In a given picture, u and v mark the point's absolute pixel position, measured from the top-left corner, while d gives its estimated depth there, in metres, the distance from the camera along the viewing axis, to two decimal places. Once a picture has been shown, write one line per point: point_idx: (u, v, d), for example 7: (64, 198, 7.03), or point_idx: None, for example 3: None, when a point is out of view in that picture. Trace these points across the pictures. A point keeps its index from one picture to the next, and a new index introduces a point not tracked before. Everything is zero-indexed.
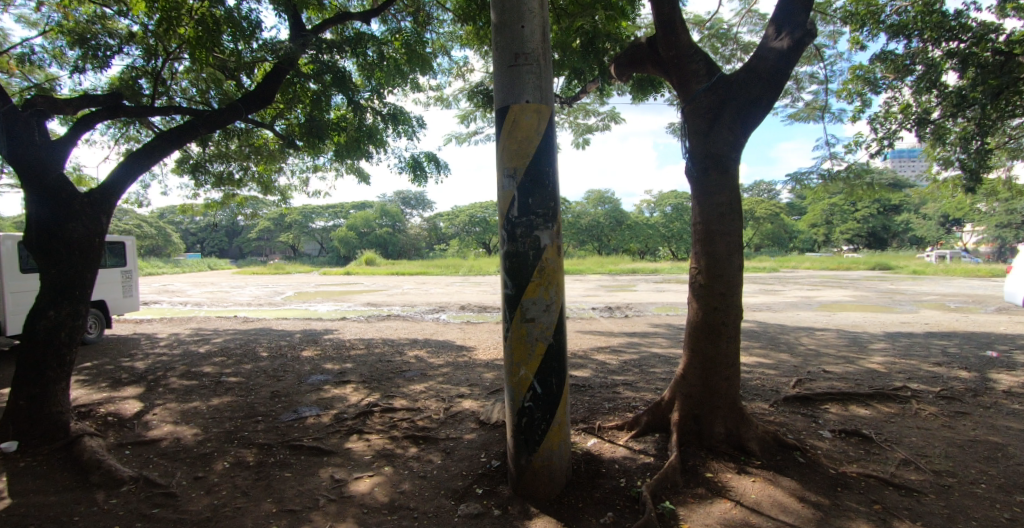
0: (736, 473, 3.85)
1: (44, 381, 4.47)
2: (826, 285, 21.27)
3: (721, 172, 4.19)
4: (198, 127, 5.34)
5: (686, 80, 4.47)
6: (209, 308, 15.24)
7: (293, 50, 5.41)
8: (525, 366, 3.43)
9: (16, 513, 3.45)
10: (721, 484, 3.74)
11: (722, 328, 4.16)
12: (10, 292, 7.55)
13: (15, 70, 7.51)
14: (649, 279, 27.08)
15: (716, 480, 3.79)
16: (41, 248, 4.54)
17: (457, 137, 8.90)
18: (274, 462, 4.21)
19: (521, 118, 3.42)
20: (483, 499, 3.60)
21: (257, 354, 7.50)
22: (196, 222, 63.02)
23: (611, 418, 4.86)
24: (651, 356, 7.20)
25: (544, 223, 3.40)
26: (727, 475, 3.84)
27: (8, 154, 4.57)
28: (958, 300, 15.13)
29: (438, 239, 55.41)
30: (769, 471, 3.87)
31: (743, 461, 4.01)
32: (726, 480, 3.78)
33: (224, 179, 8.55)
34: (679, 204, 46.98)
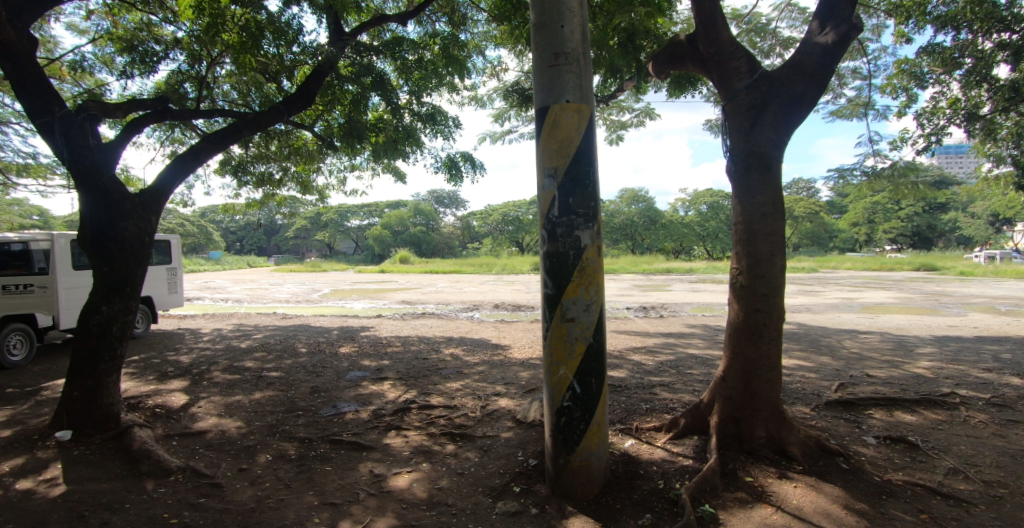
0: (777, 478, 3.75)
1: (97, 373, 4.67)
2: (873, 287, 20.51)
3: (764, 171, 4.09)
4: (242, 129, 5.47)
5: (727, 76, 4.39)
6: (250, 304, 15.66)
7: (334, 54, 5.50)
8: (565, 366, 3.41)
9: (73, 499, 3.61)
10: (762, 489, 3.65)
11: (764, 330, 4.06)
12: (65, 288, 7.91)
13: (67, 78, 7.84)
14: (684, 278, 26.59)
15: (756, 485, 3.70)
16: (94, 247, 4.72)
17: (492, 136, 8.92)
18: (315, 456, 4.29)
19: (561, 117, 3.41)
20: (520, 498, 3.60)
21: (296, 350, 7.67)
22: (234, 221, 64.85)
23: (649, 419, 4.80)
24: (688, 358, 7.08)
25: (584, 223, 3.38)
26: (769, 480, 3.75)
27: (64, 158, 4.77)
28: (1014, 303, 14.45)
29: (471, 237, 55.62)
30: (812, 477, 3.76)
31: (785, 465, 3.90)
32: (767, 484, 3.69)
33: (265, 179, 8.77)
34: (714, 202, 45.97)
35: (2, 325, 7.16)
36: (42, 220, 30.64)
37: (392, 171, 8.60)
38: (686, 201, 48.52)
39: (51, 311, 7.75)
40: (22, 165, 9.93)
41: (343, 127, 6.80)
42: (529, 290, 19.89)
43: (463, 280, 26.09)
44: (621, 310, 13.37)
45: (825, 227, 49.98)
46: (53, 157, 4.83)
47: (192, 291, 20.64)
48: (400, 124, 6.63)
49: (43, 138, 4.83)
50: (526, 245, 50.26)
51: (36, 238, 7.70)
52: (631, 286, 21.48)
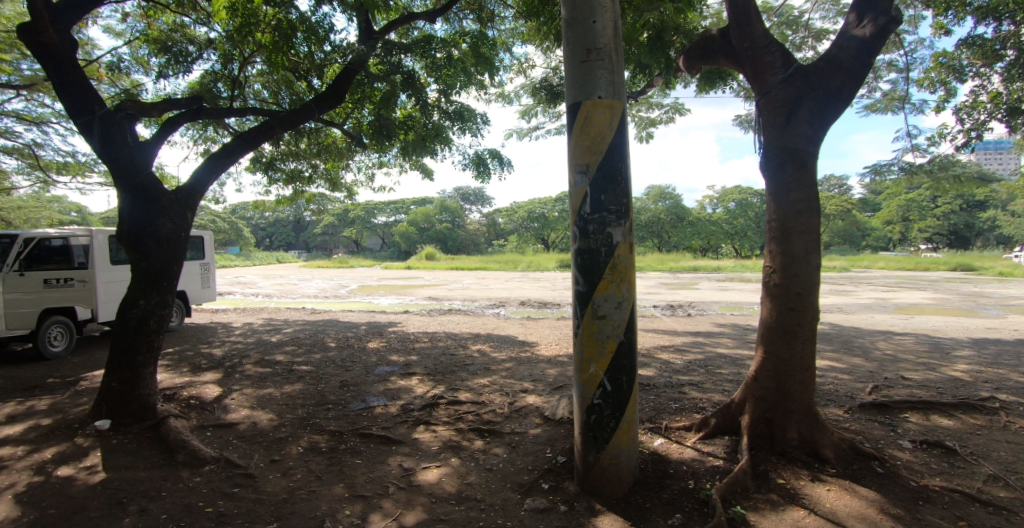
0: (810, 481, 3.67)
1: (134, 365, 4.81)
2: (910, 287, 19.94)
3: (800, 167, 4.00)
4: (274, 127, 5.50)
5: (761, 71, 4.31)
6: (280, 299, 15.94)
7: (364, 53, 5.54)
8: (596, 363, 3.40)
9: (112, 486, 3.72)
10: (794, 491, 3.58)
11: (798, 330, 3.98)
12: (103, 283, 8.14)
13: (103, 78, 8.06)
14: (712, 277, 26.22)
15: (788, 487, 3.62)
16: (132, 242, 4.85)
17: (519, 133, 8.92)
18: (345, 449, 4.35)
19: (594, 114, 3.39)
20: (549, 495, 3.59)
21: (325, 345, 7.79)
22: (263, 218, 66.16)
23: (679, 418, 4.74)
24: (717, 357, 6.98)
25: (616, 220, 3.37)
26: (801, 482, 3.67)
27: (103, 156, 4.90)
28: None
29: (495, 234, 55.62)
30: (846, 480, 3.67)
31: (818, 468, 3.82)
32: (800, 487, 3.61)
33: (295, 176, 8.90)
34: (744, 200, 45.18)
35: (43, 318, 7.46)
36: (80, 217, 31.63)
37: (419, 169, 8.65)
38: (714, 198, 47.74)
39: (89, 304, 8.00)
40: (62, 164, 10.26)
41: (372, 125, 6.87)
42: (555, 288, 19.81)
43: (489, 277, 26.13)
44: (647, 308, 13.24)
45: (856, 225, 48.76)
46: (94, 156, 4.98)
47: (224, 286, 21.06)
48: (429, 122, 6.65)
49: (84, 138, 4.98)
50: (551, 243, 50.04)
51: (76, 233, 7.92)
52: (658, 284, 21.26)
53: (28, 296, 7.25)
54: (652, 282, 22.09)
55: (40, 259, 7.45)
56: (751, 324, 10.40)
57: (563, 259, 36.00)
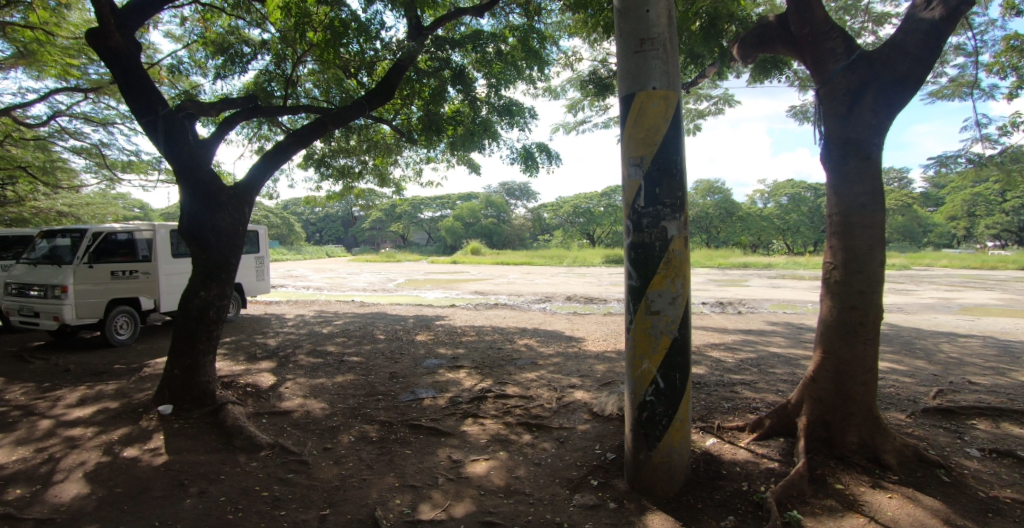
0: (870, 487, 3.50)
1: (196, 352, 5.03)
2: (983, 287, 18.71)
3: (863, 158, 3.82)
4: (327, 123, 5.61)
5: (822, 58, 4.13)
6: (329, 292, 16.40)
7: (414, 48, 5.60)
8: (649, 360, 3.35)
9: (175, 468, 3.90)
10: (854, 498, 3.42)
11: (860, 329, 3.80)
12: (164, 274, 8.58)
13: (164, 80, 8.43)
14: (763, 274, 25.38)
15: (847, 493, 3.47)
16: (194, 236, 5.07)
17: (565, 127, 8.87)
18: (395, 439, 4.44)
19: (648, 105, 3.33)
20: (598, 491, 3.57)
21: (374, 337, 7.96)
22: (312, 213, 68.25)
23: (731, 419, 4.62)
24: (770, 357, 6.76)
25: (671, 213, 3.31)
26: (860, 488, 3.51)
27: (166, 153, 5.13)
28: None
29: (541, 230, 55.37)
30: (909, 488, 3.48)
31: (879, 474, 3.63)
32: (861, 494, 3.45)
33: (345, 172, 9.12)
34: (796, 194, 43.54)
35: (110, 307, 7.91)
36: (143, 214, 33.25)
37: (466, 163, 8.70)
38: (765, 192, 46.14)
39: (152, 295, 8.43)
40: (126, 162, 10.80)
41: (421, 120, 6.97)
42: (601, 283, 19.55)
43: (534, 272, 26.10)
44: (696, 304, 12.94)
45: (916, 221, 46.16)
46: (158, 154, 5.22)
47: (278, 279, 21.84)
48: (477, 117, 6.64)
49: (149, 137, 5.23)
50: (597, 239, 49.24)
51: (139, 227, 8.36)
52: (707, 281, 20.75)
53: (98, 287, 7.69)
54: (701, 279, 21.55)
55: (108, 251, 7.88)
56: (805, 323, 10.04)
57: (607, 254, 35.60)
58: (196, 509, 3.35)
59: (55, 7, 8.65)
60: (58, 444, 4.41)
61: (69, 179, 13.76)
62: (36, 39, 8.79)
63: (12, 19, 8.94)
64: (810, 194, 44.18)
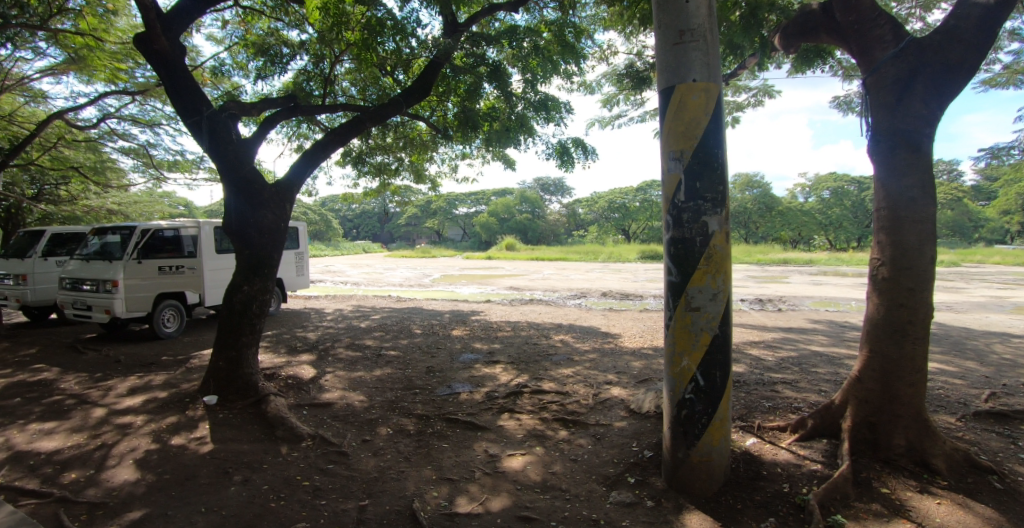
0: (918, 492, 3.35)
1: (240, 345, 5.20)
2: None
3: (913, 150, 3.66)
4: (365, 121, 5.68)
5: (868, 47, 3.98)
6: (366, 287, 16.73)
7: (449, 45, 5.65)
8: (688, 356, 3.29)
9: (219, 456, 4.04)
10: (900, 502, 3.28)
11: (909, 328, 3.65)
12: (209, 270, 8.88)
13: (207, 82, 8.72)
14: (804, 270, 24.61)
15: (893, 498, 3.32)
16: (238, 233, 5.23)
17: (601, 122, 8.80)
18: (432, 432, 4.49)
19: (688, 97, 3.26)
20: (635, 489, 3.54)
21: (411, 331, 8.08)
22: (348, 210, 69.72)
23: (772, 418, 4.51)
24: (812, 355, 6.58)
25: (712, 208, 3.24)
26: (908, 493, 3.36)
27: (211, 152, 5.29)
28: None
29: (576, 225, 54.99)
30: (959, 494, 3.31)
31: (927, 479, 3.47)
32: (908, 499, 3.30)
33: (382, 169, 9.26)
34: (838, 188, 42.08)
35: (158, 301, 8.24)
36: (189, 211, 34.56)
37: (502, 159, 8.71)
38: (806, 186, 44.63)
39: (198, 290, 8.75)
40: (172, 162, 11.22)
41: (457, 116, 7.01)
42: (636, 280, 19.28)
43: (569, 268, 25.97)
44: (735, 301, 12.66)
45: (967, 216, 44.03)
46: (203, 153, 5.39)
47: (317, 274, 22.39)
48: (513, 113, 6.64)
49: (194, 136, 5.40)
50: (633, 234, 48.22)
51: (185, 225, 8.67)
52: (746, 277, 20.27)
53: (147, 281, 8.01)
54: (739, 275, 21.05)
55: (155, 248, 8.21)
56: (849, 321, 9.71)
57: (642, 250, 35.16)
58: (240, 496, 3.47)
59: (104, 13, 9.01)
60: (112, 430, 4.63)
61: (118, 179, 14.39)
62: (87, 44, 9.20)
63: (64, 27, 9.38)
64: (853, 188, 42.47)
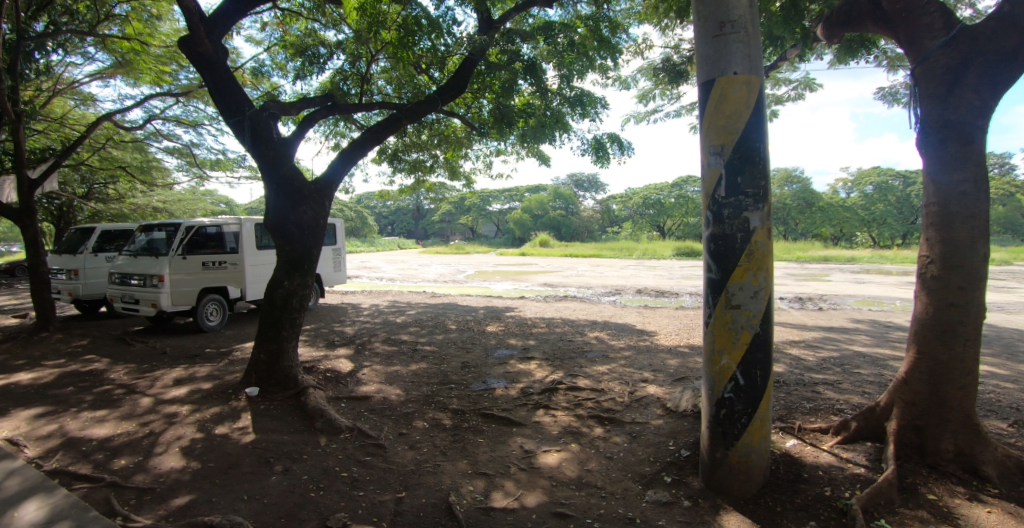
0: (967, 499, 3.20)
1: (280, 338, 5.35)
2: None
3: (965, 143, 3.50)
4: (401, 119, 5.76)
5: (918, 35, 3.80)
6: (401, 283, 16.97)
7: (484, 42, 5.67)
8: (728, 355, 3.24)
9: (261, 446, 4.18)
10: (948, 509, 3.13)
11: (959, 329, 3.49)
12: (250, 265, 9.15)
13: (247, 83, 8.97)
14: (848, 268, 23.76)
15: (941, 505, 3.18)
16: (280, 229, 5.38)
17: (636, 117, 8.70)
18: (468, 427, 4.54)
19: (729, 90, 3.19)
20: (671, 488, 3.50)
21: (445, 327, 8.17)
22: (382, 207, 71.03)
23: (814, 420, 4.40)
24: (854, 356, 6.37)
25: (754, 203, 3.17)
26: (956, 500, 3.21)
27: (253, 151, 5.45)
28: None
29: (611, 221, 54.26)
30: (1012, 503, 3.15)
31: (977, 486, 3.32)
32: (957, 506, 3.15)
33: (417, 166, 9.36)
34: (881, 183, 40.48)
35: (202, 295, 8.55)
36: (229, 208, 35.73)
37: (536, 155, 8.69)
38: (848, 181, 43.01)
39: (239, 284, 9.04)
40: (215, 161, 11.59)
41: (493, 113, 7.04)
42: (671, 277, 18.99)
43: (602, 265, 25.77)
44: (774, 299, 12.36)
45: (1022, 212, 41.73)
46: (245, 152, 5.55)
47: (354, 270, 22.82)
48: (548, 109, 6.63)
49: (236, 136, 5.56)
50: (667, 230, 47.26)
51: (227, 222, 8.97)
52: (786, 275, 19.70)
53: (191, 276, 8.32)
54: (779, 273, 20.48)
55: (199, 244, 8.51)
56: (893, 321, 9.36)
57: (677, 247, 34.65)
58: (281, 486, 3.57)
59: (149, 18, 9.44)
60: (160, 419, 4.83)
61: (163, 178, 14.95)
62: (133, 49, 9.58)
63: (111, 32, 9.79)
64: (897, 183, 40.69)
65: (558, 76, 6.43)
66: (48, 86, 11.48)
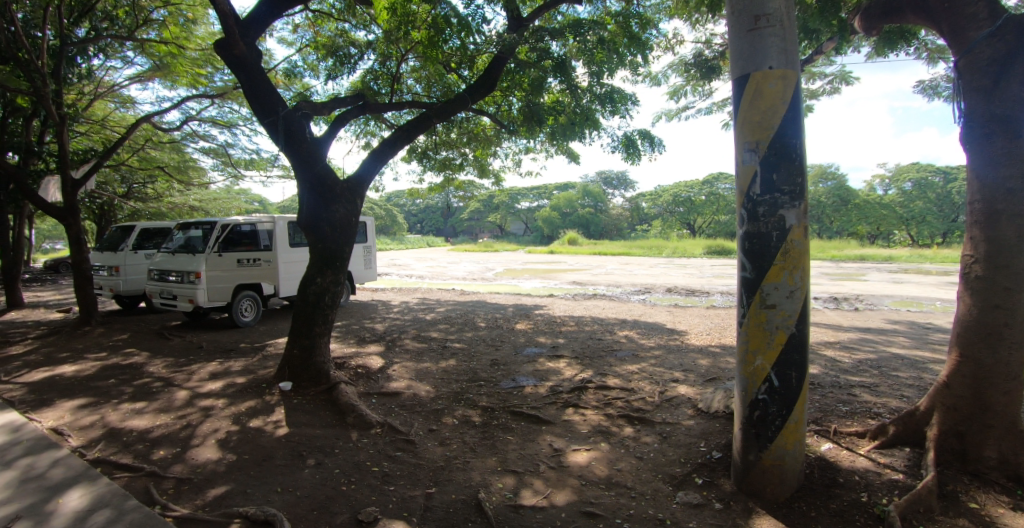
0: (1012, 510, 3.06)
1: (312, 334, 5.46)
2: None
3: (1014, 138, 3.34)
4: (431, 118, 5.80)
5: (962, 25, 3.64)
6: (430, 281, 17.15)
7: (513, 40, 5.67)
8: (762, 356, 3.18)
9: (294, 440, 4.29)
10: (992, 519, 3.00)
11: (1005, 332, 3.34)
12: (283, 262, 9.38)
13: (279, 84, 9.17)
14: (887, 267, 22.97)
15: (983, 514, 3.05)
16: (312, 227, 5.49)
17: (667, 114, 8.58)
18: (497, 425, 4.57)
19: (765, 85, 3.13)
20: (702, 490, 3.47)
21: (474, 324, 8.23)
22: (409, 205, 71.78)
23: (851, 423, 4.28)
24: (894, 358, 6.18)
25: (790, 201, 3.11)
26: (1000, 510, 3.08)
27: (286, 150, 5.56)
28: None
29: (639, 219, 53.51)
30: None
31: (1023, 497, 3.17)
32: (1000, 516, 3.02)
33: (446, 164, 9.43)
34: (921, 179, 39.00)
35: (237, 292, 8.80)
36: (262, 206, 36.62)
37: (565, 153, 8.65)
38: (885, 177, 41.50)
39: (273, 281, 9.27)
40: (249, 161, 11.89)
41: (522, 111, 7.04)
42: (702, 275, 18.69)
43: (631, 263, 25.51)
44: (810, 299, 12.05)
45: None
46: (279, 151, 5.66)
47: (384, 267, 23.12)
48: (578, 106, 6.60)
49: (270, 135, 5.68)
50: (696, 228, 46.51)
51: (261, 220, 9.20)
52: (821, 274, 19.18)
53: (226, 273, 8.57)
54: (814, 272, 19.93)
55: (234, 242, 8.77)
56: (932, 322, 9.05)
57: (708, 245, 33.95)
58: (314, 479, 3.66)
59: (185, 22, 9.71)
60: (197, 412, 5.00)
61: (199, 178, 15.41)
62: (170, 52, 9.86)
63: (149, 36, 10.10)
64: (938, 179, 39.05)
65: (588, 72, 6.38)
66: (90, 90, 11.94)
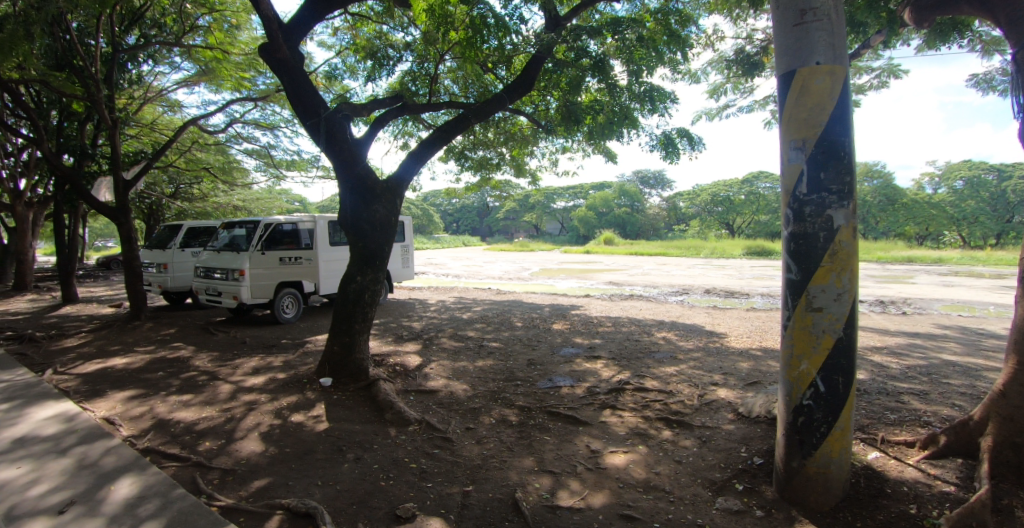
0: None
1: (353, 331, 5.60)
2: None
3: None
4: (470, 118, 5.86)
5: (1019, 17, 3.44)
6: (466, 280, 17.31)
7: (551, 40, 5.66)
8: (808, 360, 3.10)
9: (334, 434, 4.41)
10: None
11: None
12: (323, 261, 9.63)
13: (319, 86, 9.42)
14: (939, 270, 21.90)
15: None
16: (353, 226, 5.63)
17: (706, 113, 8.45)
18: (534, 424, 4.59)
19: (811, 82, 3.04)
20: (743, 497, 3.40)
21: (511, 324, 8.28)
22: (442, 204, 72.50)
23: (899, 432, 4.12)
24: (945, 365, 5.92)
25: (839, 201, 3.01)
26: None
27: (326, 151, 5.71)
28: None
29: (676, 219, 52.48)
30: None
31: None
32: None
33: (483, 163, 9.52)
34: (975, 177, 37.05)
35: (279, 289, 9.10)
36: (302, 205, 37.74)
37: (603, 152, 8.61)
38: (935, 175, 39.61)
39: (314, 279, 9.54)
40: (290, 162, 12.25)
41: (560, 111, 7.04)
42: (742, 277, 18.28)
43: (669, 264, 25.11)
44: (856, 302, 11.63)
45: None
46: (320, 151, 5.81)
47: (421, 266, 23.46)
48: (616, 105, 6.56)
49: (311, 136, 5.84)
50: (735, 229, 45.42)
51: (303, 219, 9.47)
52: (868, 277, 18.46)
53: (269, 271, 8.86)
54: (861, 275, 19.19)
55: (277, 240, 9.05)
56: (989, 328, 8.61)
57: (748, 245, 33.06)
58: (353, 474, 3.75)
59: (229, 28, 10.07)
60: (242, 405, 5.20)
61: (243, 179, 15.96)
62: (215, 57, 10.24)
63: (195, 42, 10.51)
64: (993, 177, 36.99)
65: (627, 71, 6.33)
66: (141, 94, 12.53)
